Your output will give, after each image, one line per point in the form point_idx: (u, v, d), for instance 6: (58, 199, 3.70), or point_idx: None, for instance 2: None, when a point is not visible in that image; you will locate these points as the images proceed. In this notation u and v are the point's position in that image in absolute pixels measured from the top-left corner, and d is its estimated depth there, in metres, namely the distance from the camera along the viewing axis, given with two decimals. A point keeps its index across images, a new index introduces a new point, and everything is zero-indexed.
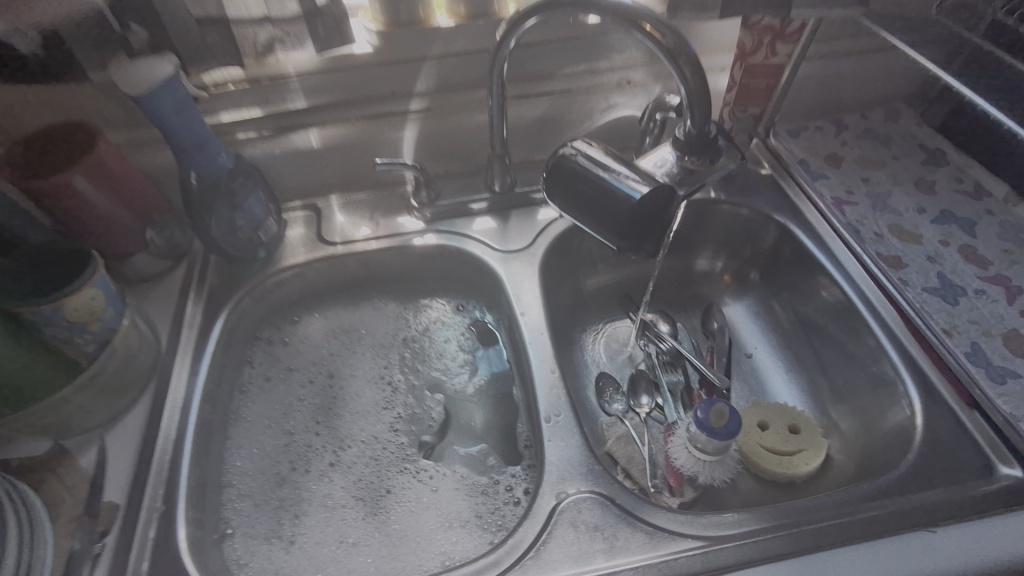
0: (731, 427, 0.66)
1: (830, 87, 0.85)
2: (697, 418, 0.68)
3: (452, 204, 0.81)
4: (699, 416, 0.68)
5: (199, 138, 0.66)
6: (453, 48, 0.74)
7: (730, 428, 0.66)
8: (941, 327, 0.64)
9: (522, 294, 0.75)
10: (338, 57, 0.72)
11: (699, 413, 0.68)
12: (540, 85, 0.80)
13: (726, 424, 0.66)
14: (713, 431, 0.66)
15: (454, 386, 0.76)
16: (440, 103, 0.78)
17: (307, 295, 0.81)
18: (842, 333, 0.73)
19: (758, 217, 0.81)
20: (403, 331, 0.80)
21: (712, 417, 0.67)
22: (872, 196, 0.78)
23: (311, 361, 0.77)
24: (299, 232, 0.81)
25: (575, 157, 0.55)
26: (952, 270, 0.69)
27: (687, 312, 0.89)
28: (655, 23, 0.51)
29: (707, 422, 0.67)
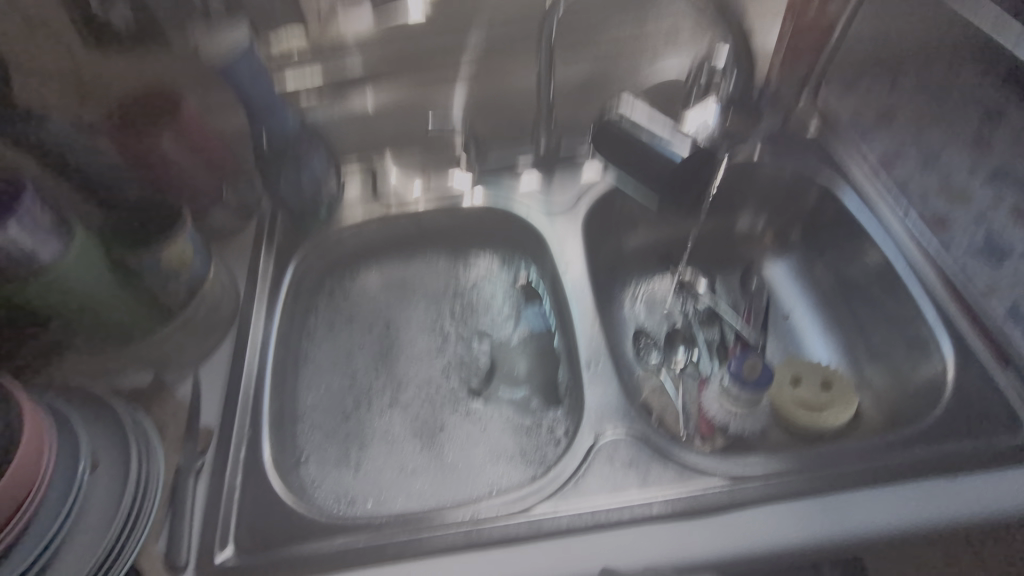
0: (761, 379, 0.71)
1: (885, 42, 0.83)
2: (730, 370, 0.73)
3: (499, 164, 0.85)
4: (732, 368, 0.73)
5: (269, 101, 0.72)
6: (501, 14, 0.78)
7: (760, 380, 0.71)
8: (981, 288, 0.65)
9: (566, 251, 0.79)
10: (397, 24, 0.77)
11: (732, 366, 0.73)
12: (586, 45, 0.81)
13: (757, 376, 0.71)
14: (745, 381, 0.71)
15: (501, 337, 0.81)
16: (488, 65, 0.81)
17: (364, 250, 0.87)
18: (882, 294, 0.74)
19: (801, 177, 0.82)
20: (453, 285, 0.86)
21: (745, 370, 0.71)
22: (921, 156, 0.77)
23: (370, 311, 0.84)
24: (356, 191, 0.87)
25: (621, 119, 0.58)
26: (1001, 231, 0.68)
27: (726, 271, 0.91)
28: None
29: (740, 374, 0.72)
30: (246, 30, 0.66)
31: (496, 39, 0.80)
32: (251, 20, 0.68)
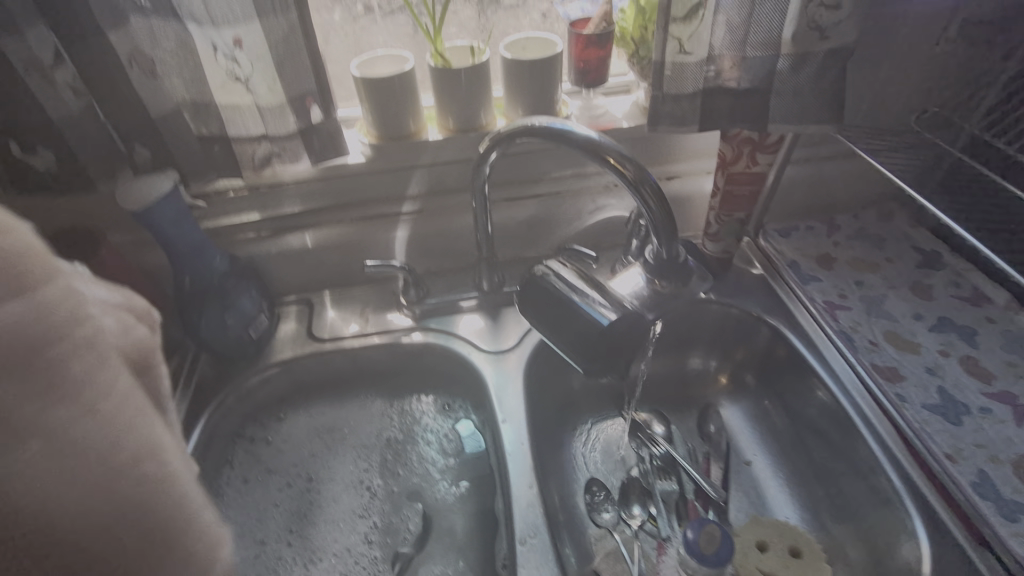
0: (719, 551, 0.63)
1: (818, 189, 0.86)
2: (686, 540, 0.64)
3: (440, 303, 0.82)
4: (688, 536, 0.64)
5: (195, 243, 0.69)
6: (442, 158, 0.77)
7: (717, 552, 0.63)
8: (943, 452, 0.59)
9: (506, 400, 0.73)
10: (333, 166, 0.76)
11: (689, 536, 0.64)
12: (529, 189, 0.82)
13: (714, 548, 0.63)
14: (702, 554, 0.63)
15: (435, 494, 0.73)
16: (431, 205, 0.81)
17: (293, 391, 0.81)
18: (839, 436, 0.70)
19: (750, 318, 0.80)
20: (386, 431, 0.79)
21: (701, 540, 0.63)
22: (866, 300, 0.76)
23: (292, 462, 0.76)
24: (290, 327, 0.82)
25: (547, 277, 0.56)
26: (954, 385, 0.65)
27: (682, 412, 0.86)
28: (619, 156, 0.52)
29: (696, 545, 0.63)
30: (173, 175, 0.65)
31: (438, 182, 0.80)
32: (182, 166, 0.67)
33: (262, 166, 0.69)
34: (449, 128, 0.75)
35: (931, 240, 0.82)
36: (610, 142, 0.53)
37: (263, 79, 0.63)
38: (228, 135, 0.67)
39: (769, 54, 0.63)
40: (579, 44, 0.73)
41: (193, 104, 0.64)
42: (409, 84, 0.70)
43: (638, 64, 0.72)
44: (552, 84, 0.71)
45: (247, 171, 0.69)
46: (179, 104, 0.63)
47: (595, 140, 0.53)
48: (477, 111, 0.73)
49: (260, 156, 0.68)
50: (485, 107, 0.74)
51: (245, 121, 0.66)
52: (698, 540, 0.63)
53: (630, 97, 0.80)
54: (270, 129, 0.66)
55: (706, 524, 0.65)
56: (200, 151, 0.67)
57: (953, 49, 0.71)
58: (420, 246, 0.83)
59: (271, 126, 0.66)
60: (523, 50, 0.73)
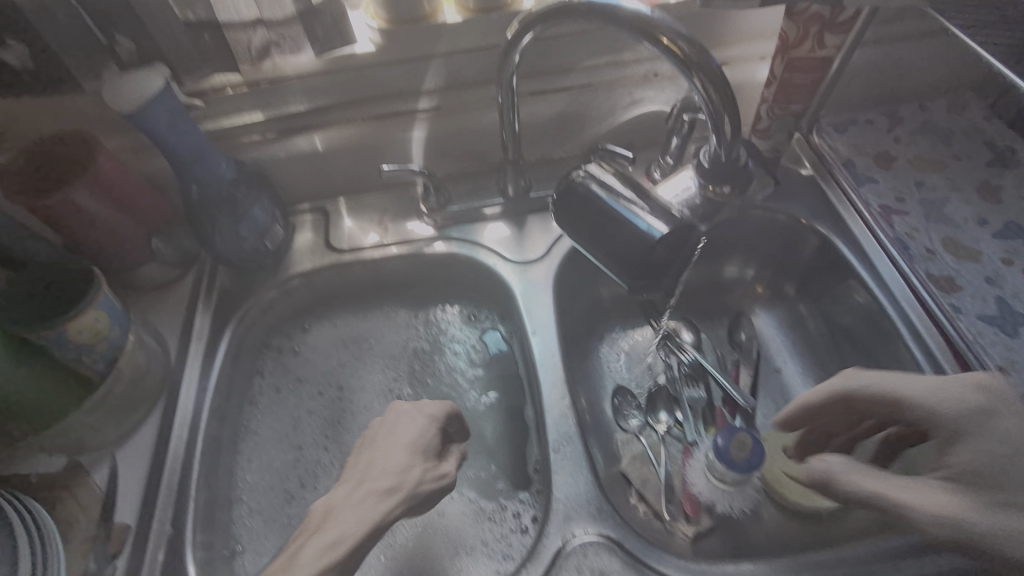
0: (746, 459, 0.64)
1: (885, 76, 0.76)
2: (716, 447, 0.65)
3: (463, 210, 0.77)
4: (719, 443, 0.65)
5: (198, 149, 0.64)
6: (461, 46, 0.68)
7: (745, 459, 0.64)
8: (996, 364, 0.57)
9: (534, 312, 0.71)
10: (339, 57, 0.67)
11: (719, 444, 0.64)
12: (558, 80, 0.73)
13: (743, 455, 0.64)
14: (731, 460, 0.63)
15: (464, 402, 0.74)
16: (450, 101, 0.73)
17: (316, 302, 0.79)
18: (881, 344, 0.67)
19: (796, 225, 0.75)
20: (413, 342, 0.78)
21: (733, 447, 0.64)
22: (925, 204, 0.70)
23: (321, 372, 0.76)
24: (307, 238, 0.78)
25: (587, 185, 0.51)
26: (1014, 295, 0.61)
27: (713, 321, 0.84)
28: (674, 35, 0.45)
29: (726, 453, 0.64)
30: (160, 68, 0.58)
31: (457, 74, 0.71)
32: (170, 60, 0.60)
33: (260, 57, 0.63)
34: (468, 8, 0.65)
35: None
36: (666, 18, 0.45)
37: None
38: (218, 20, 0.58)
39: None
40: None
41: None
42: None
43: None
44: None
45: (245, 64, 0.63)
46: None
47: (647, 16, 0.45)
48: None
49: (257, 46, 0.62)
50: None
51: (234, 3, 0.57)
52: (728, 448, 0.64)
53: None
54: (264, 13, 0.59)
55: (738, 434, 0.65)
56: (189, 42, 0.59)
57: None
58: (439, 147, 0.76)
59: (266, 11, 0.58)
60: None
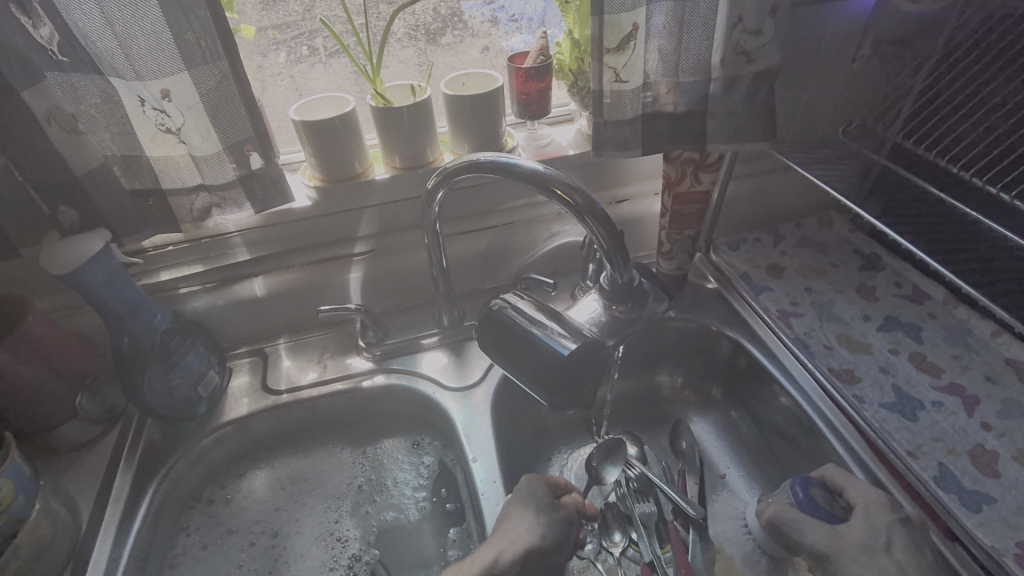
0: (836, 503, 0.59)
1: (760, 202, 0.89)
2: (798, 499, 0.59)
3: (400, 342, 0.80)
4: (799, 492, 0.59)
5: (132, 303, 0.66)
6: (390, 197, 0.76)
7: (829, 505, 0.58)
8: (904, 449, 0.61)
9: (474, 437, 0.71)
10: (277, 213, 0.73)
11: (799, 497, 0.59)
12: (480, 221, 0.81)
13: (837, 508, 0.58)
14: (817, 508, 0.58)
15: (411, 536, 0.71)
16: (384, 244, 0.80)
17: (251, 447, 0.77)
18: (805, 438, 0.71)
19: (709, 331, 0.81)
20: (355, 475, 0.76)
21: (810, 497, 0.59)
22: (817, 305, 0.78)
23: (255, 520, 0.72)
24: (243, 381, 0.78)
25: (506, 311, 0.55)
26: (907, 382, 0.67)
27: (654, 432, 0.85)
28: (566, 187, 0.52)
29: (813, 500, 0.58)
30: (103, 233, 0.62)
31: (389, 221, 0.79)
32: (113, 224, 0.64)
33: (201, 217, 0.67)
34: (395, 166, 0.74)
35: (870, 243, 0.85)
36: (556, 172, 0.52)
37: (195, 129, 0.60)
38: (163, 187, 0.64)
39: (700, 78, 0.65)
40: (520, 77, 0.73)
41: (124, 158, 0.61)
42: (351, 127, 0.69)
43: (579, 93, 0.74)
44: (496, 120, 0.72)
45: (187, 223, 0.67)
46: (107, 160, 0.61)
47: (542, 172, 0.52)
48: (424, 147, 0.73)
49: (200, 207, 0.66)
50: (432, 143, 0.73)
51: (179, 174, 0.63)
52: (812, 496, 0.59)
53: (573, 126, 0.82)
54: (207, 180, 0.64)
55: (811, 479, 0.60)
56: (133, 206, 0.64)
57: (867, 64, 0.75)
58: (376, 284, 0.81)
59: (209, 176, 0.64)
60: (464, 86, 0.73)
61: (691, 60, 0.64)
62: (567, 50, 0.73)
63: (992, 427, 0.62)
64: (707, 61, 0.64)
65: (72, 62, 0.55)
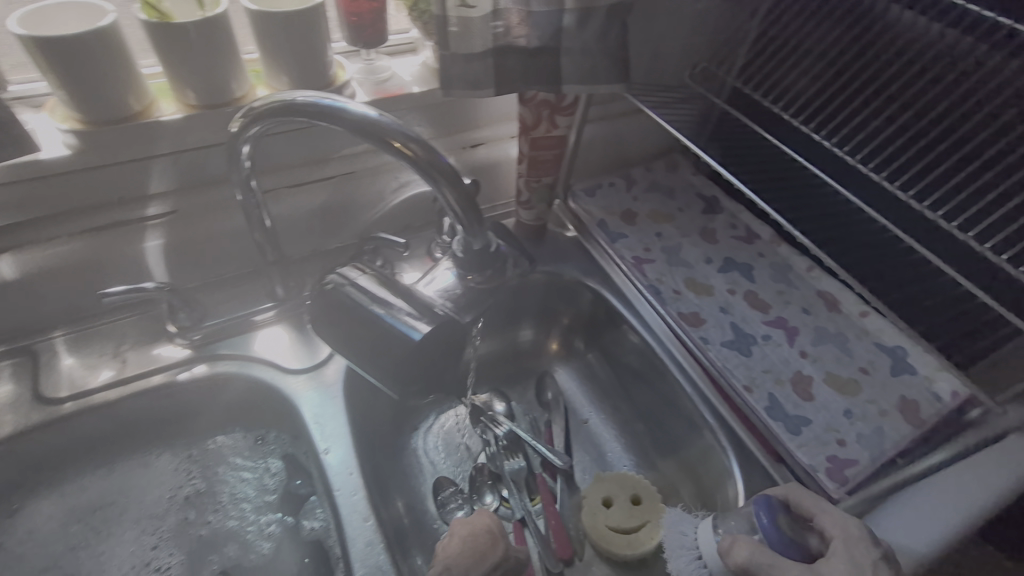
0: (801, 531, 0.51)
1: (615, 146, 0.88)
2: (762, 526, 0.50)
3: (224, 322, 0.67)
4: (765, 521, 0.50)
5: None
6: (186, 144, 0.60)
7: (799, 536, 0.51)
8: (742, 384, 0.66)
9: (324, 425, 0.62)
10: (15, 167, 0.54)
11: (766, 527, 0.50)
12: (313, 172, 0.69)
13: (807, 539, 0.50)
14: (785, 543, 0.50)
15: (257, 569, 0.60)
16: (187, 204, 0.64)
17: (26, 472, 0.60)
18: (658, 380, 0.74)
19: (569, 283, 0.80)
20: (184, 488, 0.64)
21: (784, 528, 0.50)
22: (666, 251, 0.80)
23: (41, 563, 0.57)
24: (4, 392, 0.60)
25: (344, 290, 0.48)
26: (742, 320, 0.73)
27: (521, 386, 0.84)
28: (405, 138, 0.43)
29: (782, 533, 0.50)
30: None
31: (191, 174, 0.63)
32: None
33: None
34: (190, 104, 0.58)
35: (710, 186, 0.89)
36: (394, 120, 0.43)
37: None
38: None
39: (554, 9, 0.59)
40: None
41: None
42: (113, 48, 0.51)
43: (420, 18, 0.64)
44: (320, 48, 0.59)
45: None
46: None
47: (374, 119, 0.42)
48: (228, 78, 0.57)
49: None
50: (238, 76, 0.58)
51: None
52: (777, 525, 0.50)
53: (416, 57, 0.71)
54: None
55: (775, 502, 0.52)
56: None
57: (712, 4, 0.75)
58: (181, 254, 0.65)
59: None
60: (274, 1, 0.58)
61: None
62: None
63: (808, 355, 0.69)
64: None
65: None
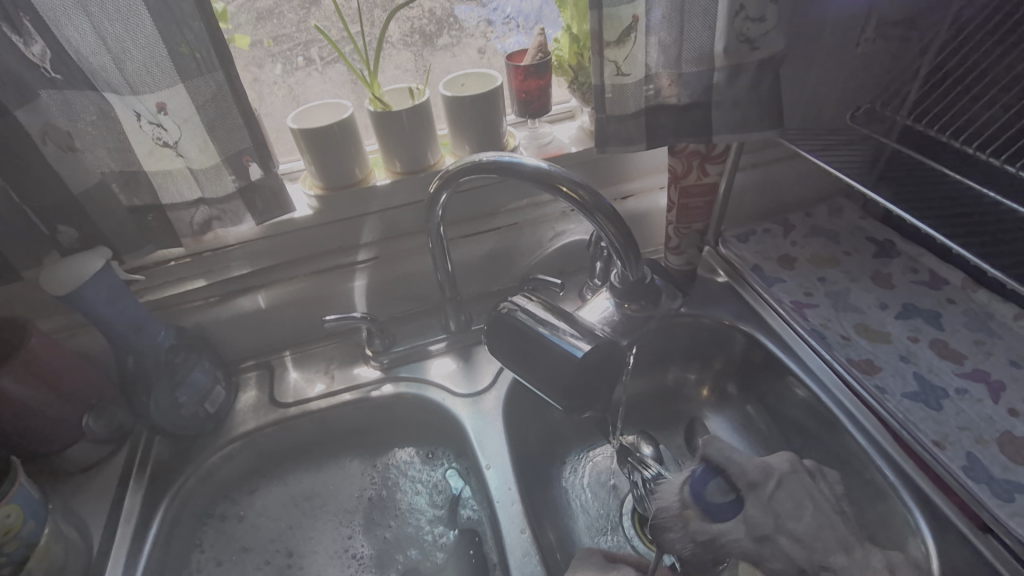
0: (733, 493, 0.57)
1: (769, 192, 0.87)
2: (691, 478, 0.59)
3: (408, 350, 0.79)
4: (698, 470, 0.59)
5: (136, 322, 0.65)
6: (392, 203, 0.75)
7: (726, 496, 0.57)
8: (930, 439, 0.59)
9: (487, 445, 0.69)
10: (279, 224, 0.72)
11: (695, 476, 0.59)
12: (485, 223, 0.80)
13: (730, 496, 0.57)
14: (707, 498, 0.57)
15: (433, 575, 0.67)
16: (387, 250, 0.79)
17: (263, 462, 0.76)
18: (825, 431, 0.69)
19: (722, 326, 0.80)
20: (370, 491, 0.75)
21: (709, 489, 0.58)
22: (831, 295, 0.76)
23: (269, 538, 0.71)
24: (251, 395, 0.77)
25: (515, 313, 0.55)
26: (929, 370, 0.66)
27: (670, 430, 0.84)
28: (572, 184, 0.51)
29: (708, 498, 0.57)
30: (103, 252, 0.61)
31: (392, 227, 0.78)
32: (113, 243, 0.63)
33: (202, 230, 0.66)
34: (396, 171, 0.73)
35: (883, 229, 0.83)
36: (561, 169, 0.51)
37: (192, 142, 0.59)
38: (162, 202, 0.63)
39: (703, 69, 0.64)
40: (518, 76, 0.72)
41: (121, 174, 0.60)
42: (350, 132, 0.67)
43: (579, 89, 0.73)
44: (497, 120, 0.71)
45: (188, 238, 0.66)
46: (105, 176, 0.59)
47: (547, 170, 0.51)
48: (426, 149, 0.71)
49: (200, 221, 0.65)
50: (432, 147, 0.72)
51: (178, 187, 0.62)
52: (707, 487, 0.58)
53: (574, 122, 0.81)
54: (206, 193, 0.63)
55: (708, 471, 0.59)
56: (132, 224, 0.63)
57: (872, 47, 0.74)
58: (381, 291, 0.80)
59: (209, 190, 0.63)
60: (463, 87, 0.72)
61: (693, 51, 0.63)
62: (565, 45, 0.71)
63: (1020, 413, 0.60)
64: (709, 51, 0.63)
65: (65, 79, 0.54)
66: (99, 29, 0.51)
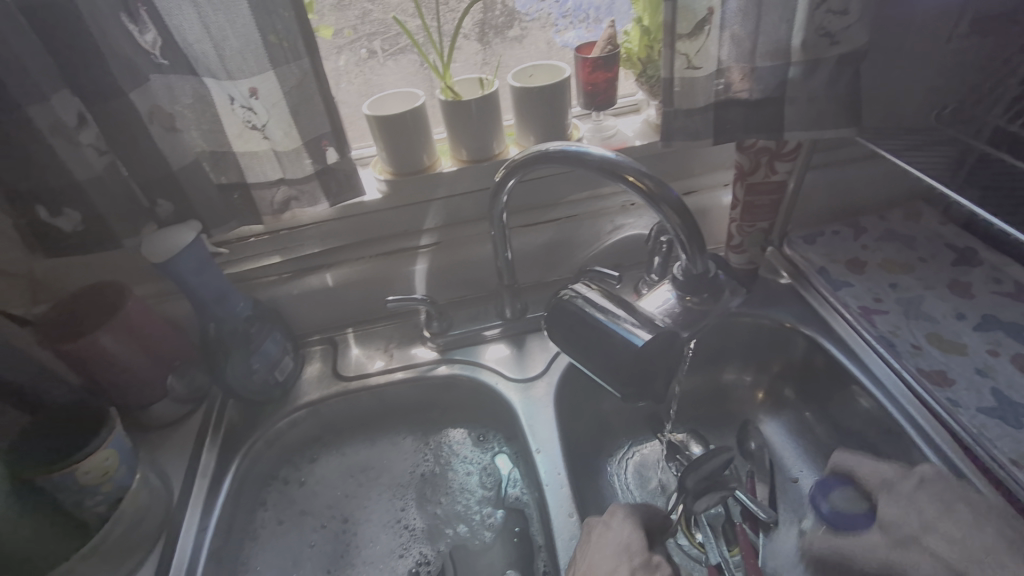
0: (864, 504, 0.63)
1: (839, 192, 0.84)
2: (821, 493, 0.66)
3: (464, 333, 0.81)
4: None
5: (219, 291, 0.70)
6: (457, 190, 0.77)
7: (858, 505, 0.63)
8: (1008, 458, 0.56)
9: (538, 430, 0.71)
10: (350, 206, 0.76)
11: None
12: (545, 214, 0.82)
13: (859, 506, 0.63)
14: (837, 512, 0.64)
15: (479, 552, 0.69)
16: (449, 236, 0.82)
17: (324, 431, 0.80)
18: (888, 442, 0.67)
19: (782, 328, 0.78)
20: (422, 467, 0.78)
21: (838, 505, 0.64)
22: (903, 302, 0.73)
23: (327, 504, 0.75)
24: (316, 368, 0.82)
25: (575, 301, 0.58)
26: (1009, 386, 0.62)
27: (721, 431, 0.82)
28: (638, 173, 0.51)
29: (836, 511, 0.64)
30: (194, 224, 0.66)
31: (454, 215, 0.80)
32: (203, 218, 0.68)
33: (281, 210, 0.71)
34: (462, 159, 0.75)
35: (964, 236, 0.79)
36: (628, 159, 0.52)
37: (278, 126, 0.63)
38: (248, 182, 0.68)
39: (779, 63, 0.63)
40: (586, 68, 0.72)
41: (213, 154, 0.65)
42: (421, 120, 0.70)
43: (647, 82, 0.73)
44: (564, 110, 0.72)
45: (268, 216, 0.71)
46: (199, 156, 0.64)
47: (613, 159, 0.52)
48: (491, 139, 0.73)
49: (280, 201, 0.69)
50: (498, 137, 0.74)
51: (262, 168, 0.67)
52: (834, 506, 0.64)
53: (639, 115, 0.81)
54: (287, 174, 0.67)
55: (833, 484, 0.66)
56: (221, 201, 0.68)
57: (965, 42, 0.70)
58: (441, 276, 0.83)
59: (289, 171, 0.67)
60: (532, 78, 0.73)
61: (770, 44, 0.62)
62: (635, 38, 0.71)
63: None
64: (787, 45, 0.61)
65: (171, 64, 0.58)
66: (205, 19, 0.56)
